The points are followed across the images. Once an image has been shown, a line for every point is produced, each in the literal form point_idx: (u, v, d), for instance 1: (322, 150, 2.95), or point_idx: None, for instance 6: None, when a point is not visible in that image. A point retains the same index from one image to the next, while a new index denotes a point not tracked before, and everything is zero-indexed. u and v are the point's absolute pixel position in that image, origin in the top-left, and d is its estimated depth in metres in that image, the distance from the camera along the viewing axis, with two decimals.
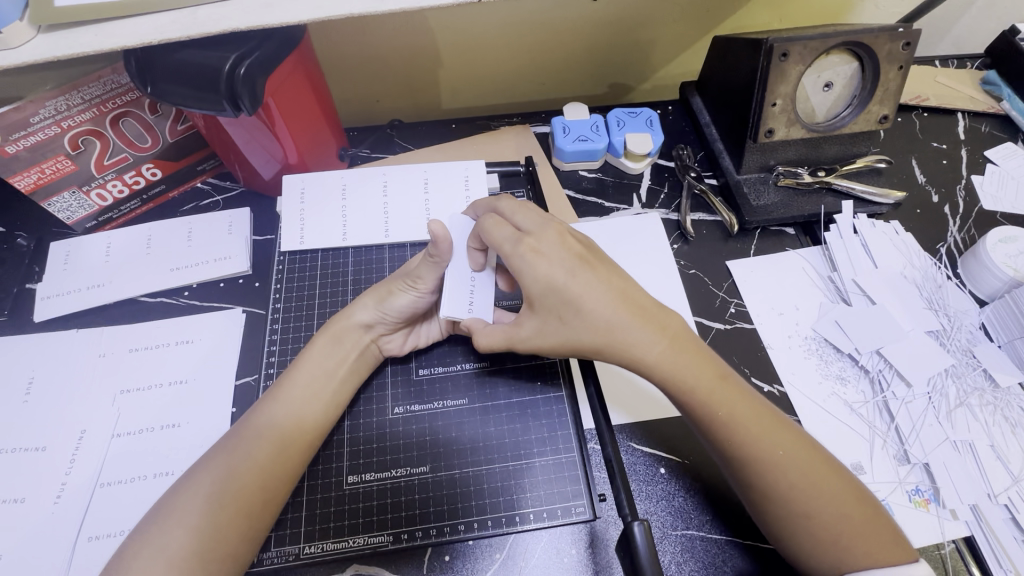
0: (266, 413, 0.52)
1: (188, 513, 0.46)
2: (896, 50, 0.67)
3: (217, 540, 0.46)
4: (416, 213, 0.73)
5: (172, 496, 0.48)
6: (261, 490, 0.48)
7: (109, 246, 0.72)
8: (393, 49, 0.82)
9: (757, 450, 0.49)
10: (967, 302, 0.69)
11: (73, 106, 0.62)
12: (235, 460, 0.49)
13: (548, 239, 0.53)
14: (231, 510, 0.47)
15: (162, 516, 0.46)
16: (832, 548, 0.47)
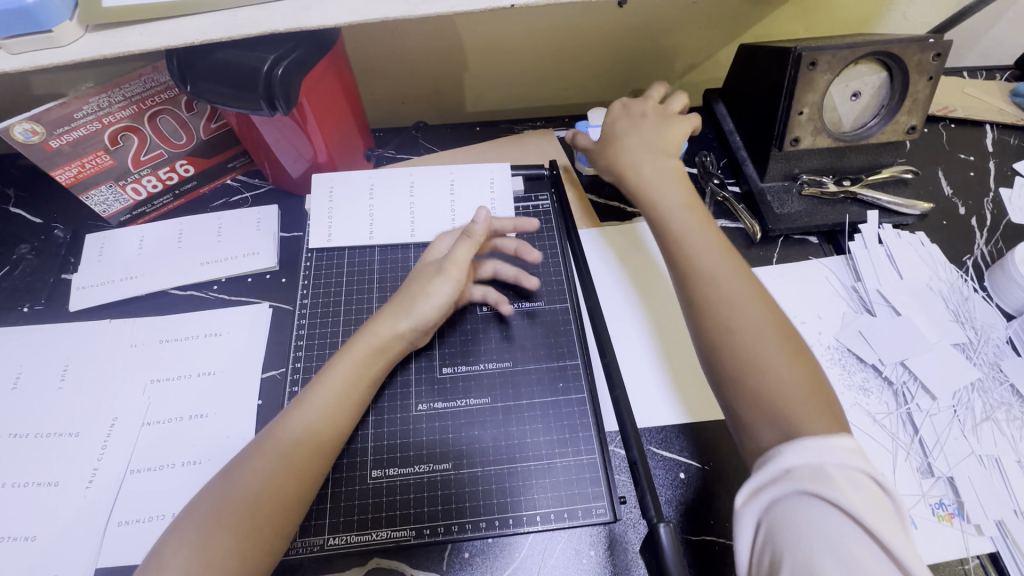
0: (298, 417, 0.52)
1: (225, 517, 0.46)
2: (926, 61, 0.67)
3: (255, 544, 0.46)
4: (441, 214, 0.73)
5: (207, 501, 0.47)
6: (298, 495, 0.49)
7: (142, 239, 0.74)
8: (421, 53, 0.83)
9: (723, 299, 0.53)
10: (995, 315, 0.68)
11: (114, 103, 0.64)
12: (270, 466, 0.49)
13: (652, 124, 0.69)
14: (269, 513, 0.47)
15: (198, 519, 0.46)
16: (782, 421, 0.46)
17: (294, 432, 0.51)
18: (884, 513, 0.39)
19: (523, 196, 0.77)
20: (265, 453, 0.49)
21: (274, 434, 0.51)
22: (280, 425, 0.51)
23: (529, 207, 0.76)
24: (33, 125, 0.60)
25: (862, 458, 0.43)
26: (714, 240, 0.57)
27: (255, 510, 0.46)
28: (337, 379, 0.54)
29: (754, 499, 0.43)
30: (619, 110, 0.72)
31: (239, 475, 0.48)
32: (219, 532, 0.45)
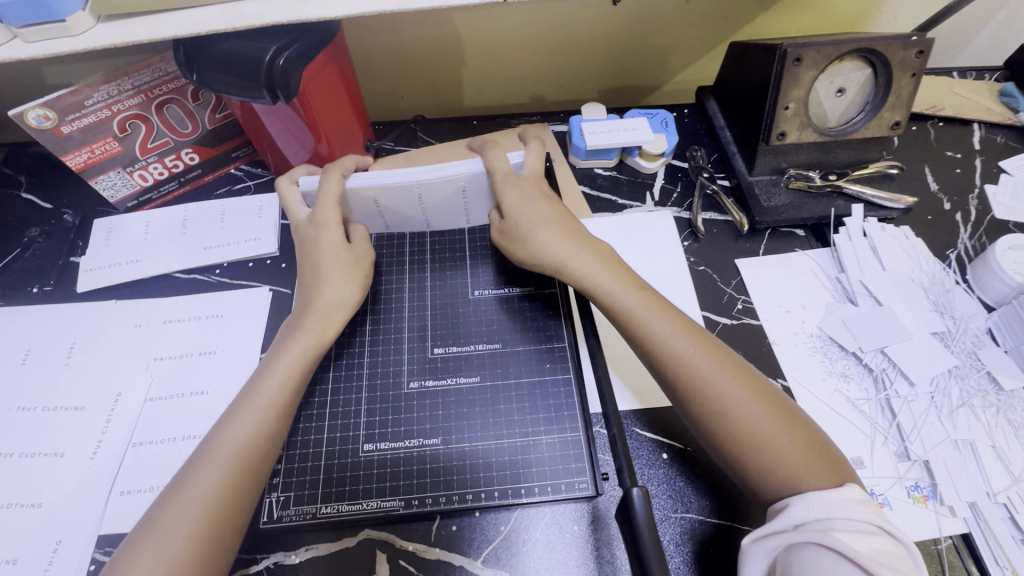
0: (241, 416, 0.52)
1: (177, 522, 0.46)
2: (909, 58, 0.68)
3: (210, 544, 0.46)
4: (456, 212, 0.70)
5: (159, 506, 0.47)
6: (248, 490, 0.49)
7: (148, 224, 0.76)
8: (420, 48, 0.86)
9: (670, 353, 0.54)
10: (975, 306, 0.70)
11: (123, 92, 0.66)
12: (217, 468, 0.48)
13: (529, 181, 0.65)
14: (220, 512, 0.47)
15: (150, 526, 0.46)
16: (788, 483, 0.48)
17: (237, 435, 0.50)
18: (895, 566, 0.40)
19: None
20: (209, 457, 0.49)
21: (217, 436, 0.51)
22: (230, 421, 0.51)
23: None
24: (46, 111, 0.62)
25: (871, 509, 0.44)
26: (638, 291, 0.59)
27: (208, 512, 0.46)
28: (279, 374, 0.54)
29: (764, 542, 0.45)
30: (501, 166, 0.63)
31: (186, 480, 0.48)
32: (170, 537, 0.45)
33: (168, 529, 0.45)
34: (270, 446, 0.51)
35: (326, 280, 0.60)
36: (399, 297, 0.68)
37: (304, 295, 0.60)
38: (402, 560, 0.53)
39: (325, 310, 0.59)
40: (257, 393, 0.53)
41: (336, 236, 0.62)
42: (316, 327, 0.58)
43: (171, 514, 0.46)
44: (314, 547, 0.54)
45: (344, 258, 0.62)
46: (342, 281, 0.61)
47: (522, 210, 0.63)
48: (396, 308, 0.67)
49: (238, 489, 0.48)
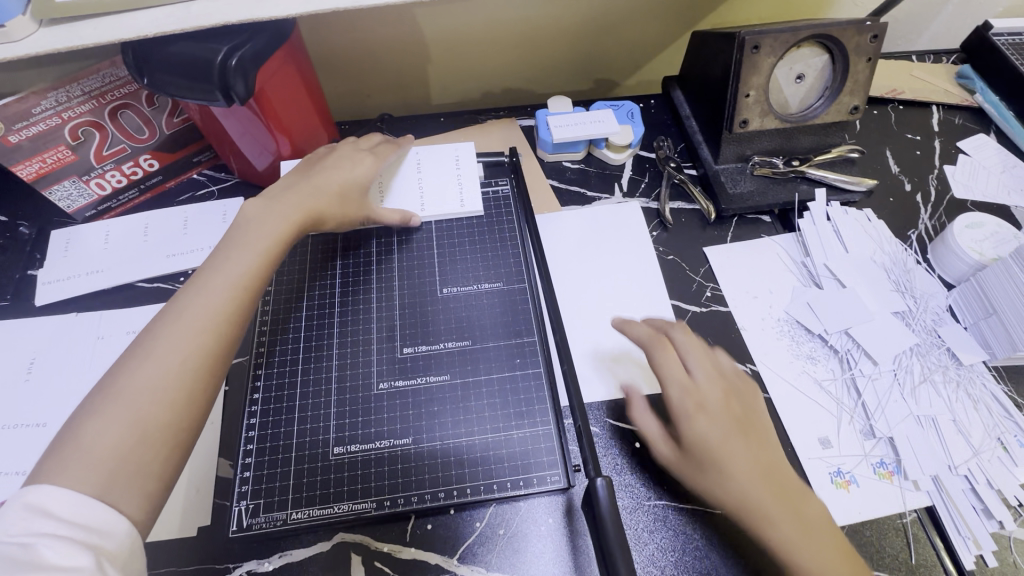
0: (192, 305, 0.50)
1: (143, 389, 0.45)
2: (864, 43, 0.70)
3: (179, 414, 0.46)
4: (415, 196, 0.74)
5: (120, 369, 0.47)
6: (219, 366, 0.50)
7: (108, 234, 0.75)
8: (384, 46, 0.85)
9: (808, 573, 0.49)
10: (935, 285, 0.71)
11: (73, 98, 0.65)
12: (186, 333, 0.49)
13: (713, 401, 0.56)
14: (191, 381, 0.47)
15: (112, 392, 0.45)
16: None
17: (206, 304, 0.50)
18: None
19: (483, 182, 0.78)
20: (176, 327, 0.49)
21: (182, 307, 0.50)
22: (197, 289, 0.51)
23: (490, 192, 0.77)
24: None
25: None
26: (777, 496, 0.52)
27: (178, 380, 0.47)
28: (252, 255, 0.55)
29: None
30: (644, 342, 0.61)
31: (151, 344, 0.48)
32: (137, 400, 0.45)
33: (135, 393, 0.45)
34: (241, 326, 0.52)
35: (332, 189, 0.64)
36: (367, 300, 0.67)
37: (280, 193, 0.62)
38: (377, 562, 0.53)
39: (307, 208, 0.61)
40: (227, 268, 0.53)
41: (364, 171, 0.68)
42: (294, 222, 0.60)
43: (138, 379, 0.46)
44: (288, 553, 0.53)
45: (343, 191, 0.65)
46: (328, 194, 0.64)
47: (705, 434, 0.54)
48: (365, 311, 0.66)
49: (208, 362, 0.49)
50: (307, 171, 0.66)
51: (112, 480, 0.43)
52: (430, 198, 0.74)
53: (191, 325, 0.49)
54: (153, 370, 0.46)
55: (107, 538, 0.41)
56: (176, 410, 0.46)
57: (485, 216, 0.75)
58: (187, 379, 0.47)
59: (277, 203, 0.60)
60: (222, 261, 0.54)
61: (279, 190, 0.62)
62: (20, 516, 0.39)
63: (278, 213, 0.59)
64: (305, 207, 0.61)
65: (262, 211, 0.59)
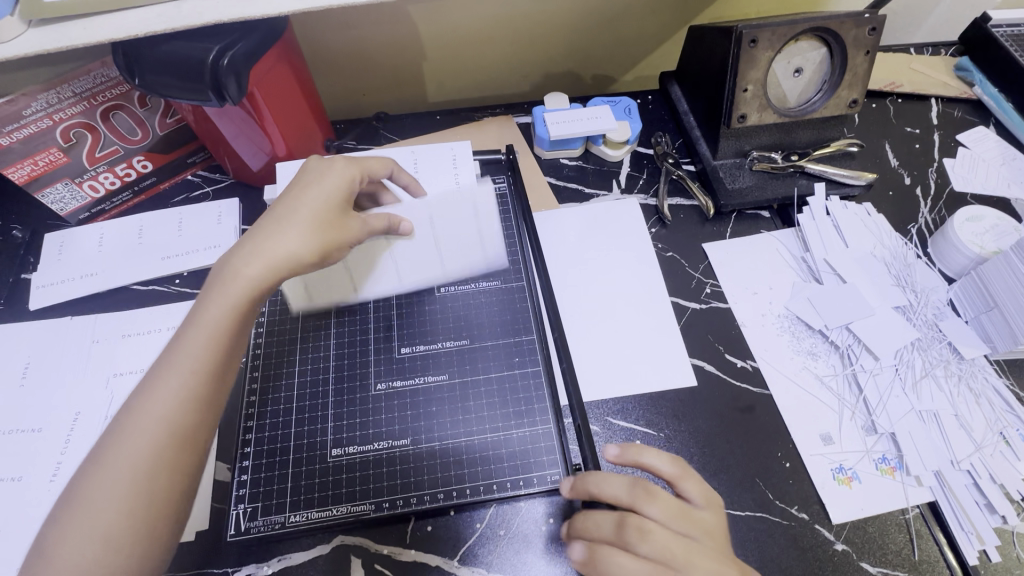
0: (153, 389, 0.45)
1: (98, 499, 0.42)
2: (863, 35, 0.69)
3: (145, 514, 0.42)
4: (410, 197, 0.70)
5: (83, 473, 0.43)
6: (179, 457, 0.44)
7: (102, 237, 0.74)
8: (378, 44, 0.84)
9: None
10: (935, 279, 0.71)
11: (64, 100, 0.65)
12: (142, 428, 0.43)
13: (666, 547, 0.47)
14: (151, 480, 0.42)
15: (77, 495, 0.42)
16: None
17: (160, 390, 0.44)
18: None
19: None
20: (127, 426, 0.43)
21: (136, 400, 0.45)
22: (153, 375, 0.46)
23: None
24: None
25: None
26: None
27: (136, 479, 0.42)
28: (205, 329, 0.47)
29: None
30: (608, 528, 0.48)
31: (106, 446, 0.43)
32: (101, 503, 0.42)
33: (94, 501, 0.42)
34: (202, 409, 0.45)
35: (296, 224, 0.53)
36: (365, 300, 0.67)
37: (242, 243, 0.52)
38: (377, 564, 0.53)
39: (265, 260, 0.51)
40: (182, 345, 0.47)
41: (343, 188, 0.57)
42: (256, 281, 0.50)
43: (95, 485, 0.42)
44: (288, 556, 0.53)
45: (317, 216, 0.54)
46: (296, 233, 0.52)
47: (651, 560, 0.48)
48: (362, 311, 0.66)
49: (168, 454, 0.43)
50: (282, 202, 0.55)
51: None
52: (436, 201, 0.68)
53: (141, 418, 0.43)
54: (110, 475, 0.42)
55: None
56: (141, 508, 0.42)
57: None
58: (147, 478, 0.42)
59: (233, 262, 0.50)
60: (178, 339, 0.47)
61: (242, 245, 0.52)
62: None
63: (240, 271, 0.50)
64: (265, 261, 0.50)
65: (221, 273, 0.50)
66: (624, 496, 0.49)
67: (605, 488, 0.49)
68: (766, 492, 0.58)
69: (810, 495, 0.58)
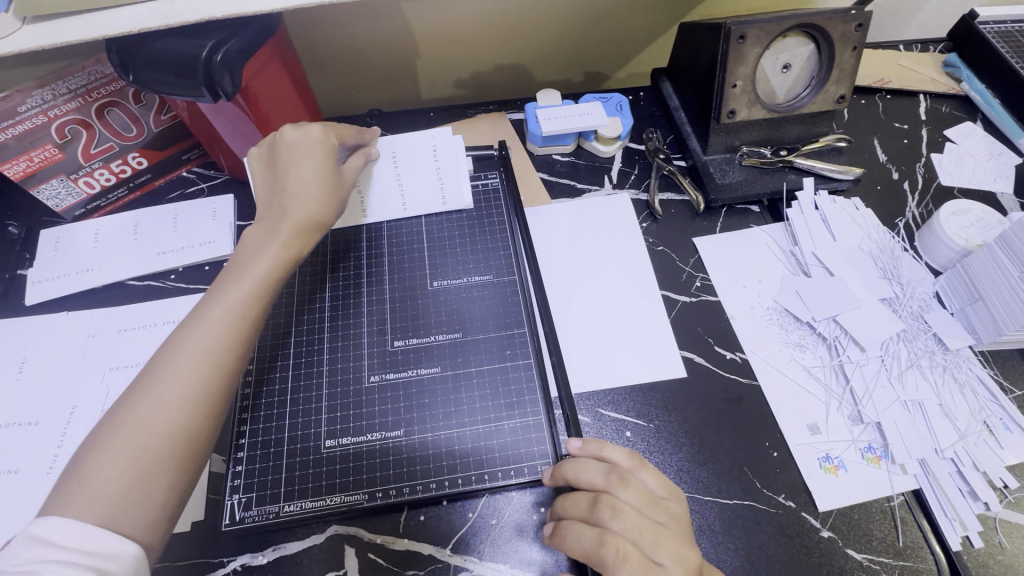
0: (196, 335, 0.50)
1: (138, 430, 0.45)
2: (850, 32, 0.70)
3: (183, 443, 0.46)
4: None
5: (125, 401, 0.47)
6: (220, 391, 0.49)
7: (98, 232, 0.75)
8: (372, 41, 0.85)
9: None
10: (922, 272, 0.72)
11: (58, 96, 0.65)
12: (189, 361, 0.48)
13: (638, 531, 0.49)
14: (193, 411, 0.47)
15: (115, 428, 0.45)
16: None
17: (207, 330, 0.50)
18: None
19: (473, 176, 0.78)
20: (167, 368, 0.48)
21: (177, 346, 0.49)
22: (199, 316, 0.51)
23: (479, 186, 0.77)
24: None
25: None
26: None
27: (182, 408, 0.47)
28: (252, 283, 0.54)
29: None
30: (581, 506, 0.51)
31: (154, 375, 0.47)
32: (140, 435, 0.45)
33: (139, 424, 0.45)
34: (243, 353, 0.51)
35: (308, 192, 0.59)
36: (357, 294, 0.67)
37: (275, 206, 0.59)
38: (371, 553, 0.54)
39: (296, 223, 0.58)
40: (225, 294, 0.52)
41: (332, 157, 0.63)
42: (294, 242, 0.58)
43: (140, 410, 0.46)
44: (282, 546, 0.54)
45: (323, 184, 0.61)
46: (315, 201, 0.59)
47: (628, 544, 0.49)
48: (354, 304, 0.66)
49: (211, 387, 0.48)
50: (282, 173, 0.60)
51: (117, 514, 0.43)
52: (411, 195, 0.73)
53: (187, 353, 0.49)
54: (157, 402, 0.46)
55: (111, 561, 0.41)
56: (180, 437, 0.46)
57: (474, 208, 0.75)
58: (190, 409, 0.47)
59: (272, 224, 0.58)
60: (223, 288, 0.53)
61: (273, 208, 0.59)
62: (24, 546, 0.40)
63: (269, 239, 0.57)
64: (298, 227, 0.58)
65: (262, 236, 0.57)
66: (599, 483, 0.51)
67: (582, 475, 0.51)
68: (754, 481, 0.59)
69: (797, 484, 0.59)
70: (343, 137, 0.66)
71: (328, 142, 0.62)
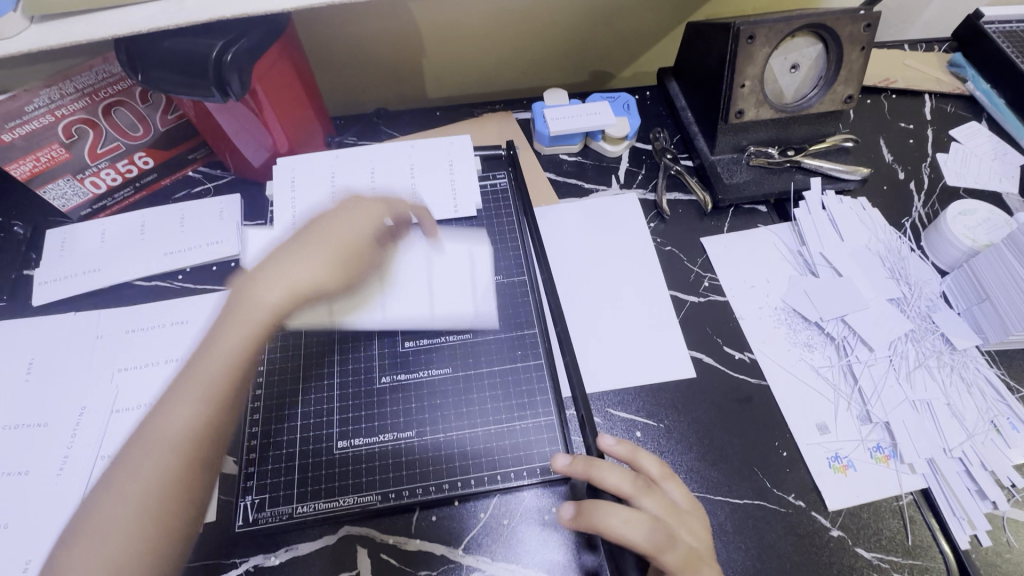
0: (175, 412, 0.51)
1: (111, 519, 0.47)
2: (858, 32, 0.70)
3: (141, 537, 0.47)
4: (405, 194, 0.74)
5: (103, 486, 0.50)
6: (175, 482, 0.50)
7: (104, 232, 0.74)
8: (379, 40, 0.85)
9: None
10: (928, 272, 0.72)
11: (65, 96, 0.65)
12: (154, 451, 0.50)
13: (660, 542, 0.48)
14: (149, 505, 0.48)
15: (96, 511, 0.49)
16: None
17: (174, 411, 0.52)
18: None
19: (481, 175, 0.78)
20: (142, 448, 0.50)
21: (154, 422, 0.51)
22: (161, 406, 0.52)
23: (487, 186, 0.77)
24: None
25: None
26: None
27: (137, 505, 0.48)
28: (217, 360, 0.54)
29: None
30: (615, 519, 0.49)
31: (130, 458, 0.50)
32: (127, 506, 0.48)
33: (102, 525, 0.48)
34: (207, 440, 0.51)
35: (307, 262, 0.59)
36: None
37: (246, 275, 0.59)
38: (383, 554, 0.54)
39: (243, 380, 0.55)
40: (187, 384, 0.53)
41: (366, 222, 0.64)
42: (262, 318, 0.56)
43: (106, 508, 0.48)
44: (294, 547, 0.54)
45: (335, 258, 0.61)
46: (309, 271, 0.59)
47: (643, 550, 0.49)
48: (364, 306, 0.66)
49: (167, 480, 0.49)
50: (308, 231, 0.62)
51: None
52: (424, 198, 0.74)
53: (142, 451, 0.50)
54: (117, 499, 0.48)
55: None
56: (135, 534, 0.47)
57: (482, 208, 0.75)
58: (147, 504, 0.48)
59: (244, 298, 0.57)
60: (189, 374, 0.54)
61: (260, 267, 0.59)
62: None
63: (259, 301, 0.56)
64: (263, 319, 0.56)
65: (229, 308, 0.57)
66: (624, 487, 0.51)
67: (609, 479, 0.51)
68: (764, 480, 0.59)
69: (806, 483, 0.59)
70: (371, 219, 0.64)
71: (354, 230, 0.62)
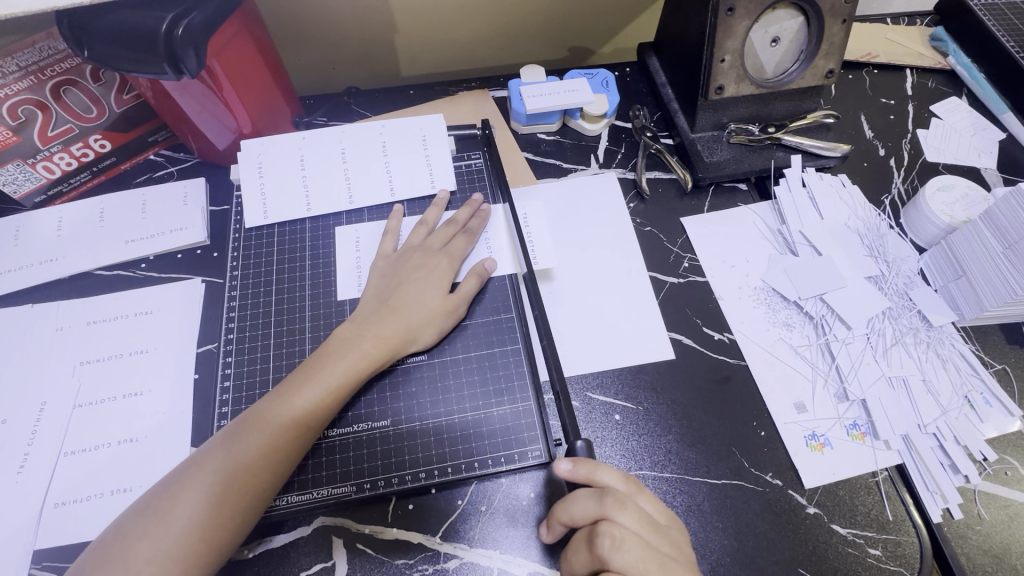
0: (282, 404, 0.52)
1: (186, 506, 0.47)
2: (839, 4, 0.68)
3: (217, 528, 0.47)
4: (377, 175, 0.72)
5: (173, 481, 0.49)
6: (265, 490, 0.49)
7: (61, 220, 0.71)
8: (346, 13, 0.81)
9: None
10: (907, 248, 0.72)
11: (8, 74, 0.61)
12: (230, 454, 0.49)
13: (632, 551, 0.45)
14: (223, 512, 0.47)
15: (171, 498, 0.48)
16: None
17: (296, 406, 0.52)
18: None
19: (455, 156, 0.76)
20: (235, 444, 0.50)
21: (270, 416, 0.51)
22: (273, 406, 0.52)
23: (462, 166, 0.75)
24: None
25: None
26: None
27: (211, 505, 0.47)
28: (346, 371, 0.54)
29: None
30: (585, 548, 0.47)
31: (219, 450, 0.50)
32: (197, 500, 0.47)
33: (174, 519, 0.47)
34: (282, 453, 0.50)
35: (418, 315, 0.59)
36: (336, 282, 0.66)
37: (398, 290, 0.60)
38: (360, 543, 0.53)
39: (354, 388, 0.55)
40: (317, 382, 0.53)
41: (439, 286, 0.61)
42: (378, 349, 0.56)
43: (179, 505, 0.47)
44: (270, 540, 0.53)
45: (426, 307, 0.60)
46: (428, 317, 0.59)
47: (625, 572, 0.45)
48: (352, 276, 0.66)
49: (259, 483, 0.49)
50: (382, 294, 0.60)
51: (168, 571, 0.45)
52: (398, 181, 0.71)
53: (269, 451, 0.50)
54: (195, 496, 0.47)
55: None
56: (206, 537, 0.47)
57: (457, 189, 0.73)
58: (222, 510, 0.47)
59: (366, 324, 0.57)
60: (303, 376, 0.54)
61: (358, 320, 0.58)
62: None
63: (359, 331, 0.57)
64: (384, 342, 0.57)
65: (355, 329, 0.57)
66: (593, 513, 0.48)
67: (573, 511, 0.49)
68: (743, 461, 0.59)
69: (784, 462, 0.59)
70: (461, 253, 0.64)
71: (414, 255, 0.63)
